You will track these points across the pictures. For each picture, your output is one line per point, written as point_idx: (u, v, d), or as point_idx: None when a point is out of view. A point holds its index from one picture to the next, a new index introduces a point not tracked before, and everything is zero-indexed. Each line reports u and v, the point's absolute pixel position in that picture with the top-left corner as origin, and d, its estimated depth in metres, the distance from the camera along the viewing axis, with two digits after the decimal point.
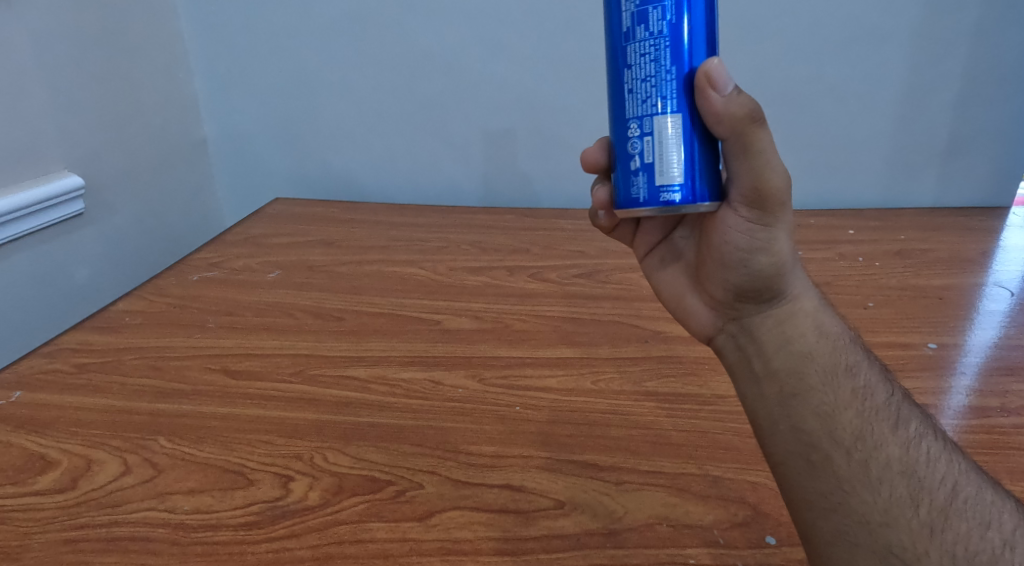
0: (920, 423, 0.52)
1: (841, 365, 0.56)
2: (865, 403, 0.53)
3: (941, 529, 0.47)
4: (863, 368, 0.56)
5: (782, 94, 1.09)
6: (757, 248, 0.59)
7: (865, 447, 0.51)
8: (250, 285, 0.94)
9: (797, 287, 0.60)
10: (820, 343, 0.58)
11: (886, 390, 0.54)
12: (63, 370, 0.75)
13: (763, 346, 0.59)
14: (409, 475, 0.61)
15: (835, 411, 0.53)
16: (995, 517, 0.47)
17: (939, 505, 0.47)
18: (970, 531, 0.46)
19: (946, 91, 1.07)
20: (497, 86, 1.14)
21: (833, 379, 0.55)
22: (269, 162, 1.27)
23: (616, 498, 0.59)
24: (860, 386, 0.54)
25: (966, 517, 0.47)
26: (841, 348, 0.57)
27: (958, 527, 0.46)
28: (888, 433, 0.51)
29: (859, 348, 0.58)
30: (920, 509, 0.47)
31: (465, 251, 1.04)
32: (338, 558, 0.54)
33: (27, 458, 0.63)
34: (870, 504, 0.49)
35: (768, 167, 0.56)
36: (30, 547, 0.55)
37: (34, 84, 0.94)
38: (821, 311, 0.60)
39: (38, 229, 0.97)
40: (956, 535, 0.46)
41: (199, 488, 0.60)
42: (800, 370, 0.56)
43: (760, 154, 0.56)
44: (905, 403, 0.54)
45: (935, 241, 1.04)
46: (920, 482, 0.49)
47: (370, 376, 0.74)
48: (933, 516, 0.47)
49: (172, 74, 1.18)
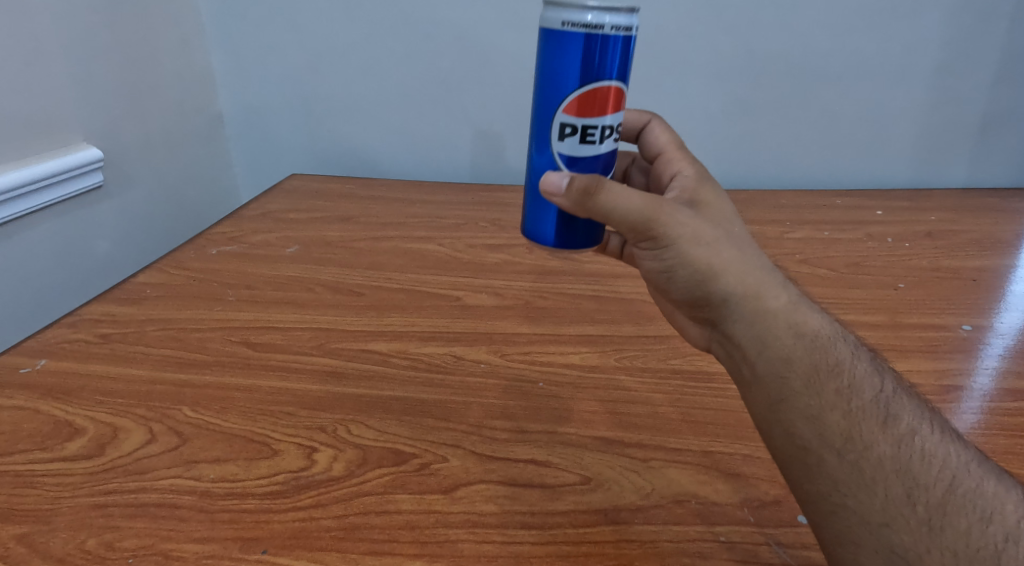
0: (912, 418, 0.51)
1: (824, 365, 0.54)
2: (852, 402, 0.52)
3: (941, 527, 0.46)
4: (850, 363, 0.55)
5: (808, 71, 1.07)
6: (672, 267, 0.58)
7: (854, 449, 0.50)
8: (269, 259, 0.94)
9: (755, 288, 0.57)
10: (797, 346, 0.55)
11: (875, 386, 0.53)
12: (86, 339, 0.76)
13: (746, 356, 0.57)
14: (433, 448, 0.61)
15: (821, 414, 0.52)
16: (996, 511, 0.46)
17: (936, 501, 0.47)
18: (969, 526, 0.46)
19: (981, 69, 1.06)
20: (517, 60, 1.12)
21: (819, 379, 0.53)
22: (287, 137, 1.26)
23: (643, 475, 0.59)
24: (846, 385, 0.53)
25: (964, 512, 0.46)
26: (825, 345, 0.55)
27: (957, 523, 0.46)
28: (879, 432, 0.50)
29: (846, 339, 0.56)
30: (918, 508, 0.47)
31: (484, 229, 1.03)
32: (364, 529, 0.54)
33: (54, 424, 0.64)
34: (870, 505, 0.48)
35: (627, 213, 0.57)
36: (59, 511, 0.56)
37: (51, 57, 0.94)
38: (805, 305, 0.57)
39: (59, 200, 0.97)
40: (956, 531, 0.46)
41: (224, 457, 0.60)
42: (783, 372, 0.54)
43: (614, 213, 0.57)
44: (895, 396, 0.53)
45: (967, 222, 1.02)
46: (915, 479, 0.48)
47: (391, 350, 0.74)
48: (931, 513, 0.47)
49: (188, 47, 1.17)
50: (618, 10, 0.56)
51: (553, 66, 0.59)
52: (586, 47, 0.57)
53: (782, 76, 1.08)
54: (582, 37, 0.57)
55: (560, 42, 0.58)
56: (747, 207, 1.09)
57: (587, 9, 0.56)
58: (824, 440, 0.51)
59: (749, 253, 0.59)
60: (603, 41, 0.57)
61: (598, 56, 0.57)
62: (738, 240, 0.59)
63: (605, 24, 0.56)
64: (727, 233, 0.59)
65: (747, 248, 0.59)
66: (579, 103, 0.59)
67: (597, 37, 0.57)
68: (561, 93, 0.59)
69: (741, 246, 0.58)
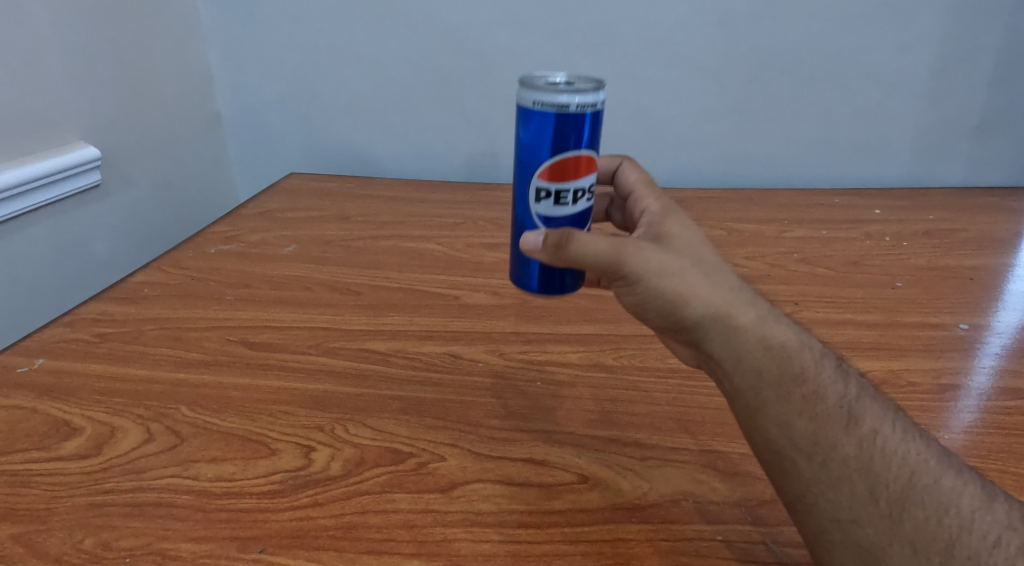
0: (874, 417, 0.51)
1: (794, 376, 0.52)
2: (817, 408, 0.51)
3: (903, 521, 0.47)
4: (815, 366, 0.53)
5: (806, 69, 1.07)
6: (647, 303, 0.56)
7: (818, 451, 0.50)
8: (266, 258, 0.94)
9: (728, 312, 0.54)
10: (771, 365, 0.53)
11: (839, 387, 0.53)
12: (84, 339, 0.76)
13: (724, 384, 0.55)
14: (431, 447, 0.61)
15: (789, 421, 0.51)
16: (953, 503, 0.47)
17: (897, 496, 0.47)
18: (928, 519, 0.46)
19: (980, 67, 1.05)
20: (514, 58, 1.12)
21: (785, 385, 0.52)
22: (285, 136, 1.26)
23: (640, 474, 0.59)
24: (811, 390, 0.52)
25: (924, 506, 0.47)
26: (793, 352, 0.53)
27: (918, 517, 0.47)
28: (842, 434, 0.50)
29: (812, 341, 0.55)
30: (880, 503, 0.47)
31: (482, 228, 1.03)
32: (361, 528, 0.54)
33: (51, 424, 0.64)
34: (836, 502, 0.48)
35: (596, 256, 0.55)
36: (56, 510, 0.56)
37: (47, 55, 0.93)
38: (774, 313, 0.56)
39: (56, 199, 0.97)
40: (916, 524, 0.46)
41: (221, 456, 0.60)
42: (753, 382, 0.53)
43: (584, 260, 0.56)
44: (858, 396, 0.52)
45: (966, 221, 1.03)
46: (877, 476, 0.48)
47: (389, 350, 0.74)
48: (892, 508, 0.47)
49: (185, 46, 1.16)
50: (587, 90, 0.57)
51: (526, 138, 0.60)
52: (559, 121, 0.57)
53: (779, 73, 1.08)
54: (554, 114, 0.57)
55: (531, 117, 0.59)
56: (746, 206, 1.09)
57: (556, 91, 0.57)
58: (792, 444, 0.51)
59: (717, 277, 0.56)
60: (572, 118, 0.57)
61: (569, 129, 0.58)
62: (706, 265, 0.56)
63: (572, 103, 0.57)
64: (693, 260, 0.56)
65: (714, 272, 0.56)
66: (554, 170, 0.59)
67: (565, 114, 0.57)
68: (535, 163, 0.59)
69: (713, 275, 0.55)
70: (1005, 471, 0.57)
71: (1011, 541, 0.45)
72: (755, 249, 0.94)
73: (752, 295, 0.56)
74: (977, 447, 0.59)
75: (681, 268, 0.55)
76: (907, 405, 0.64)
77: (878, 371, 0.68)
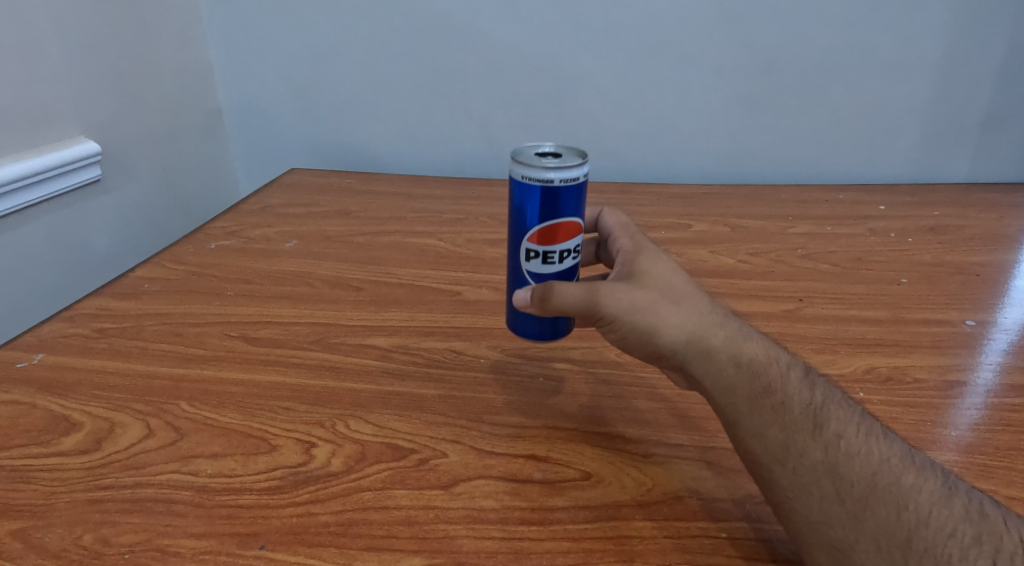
0: (839, 422, 0.52)
1: (762, 388, 0.54)
2: (786, 415, 0.52)
3: (866, 518, 0.47)
4: (782, 377, 0.55)
5: (810, 64, 1.07)
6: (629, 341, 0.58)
7: (788, 457, 0.50)
8: (267, 253, 0.93)
9: (699, 338, 0.56)
10: (740, 381, 0.54)
11: (805, 395, 0.54)
12: (84, 334, 0.75)
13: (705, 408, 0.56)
14: (433, 443, 0.61)
15: (760, 431, 0.52)
16: (912, 498, 0.47)
17: (861, 495, 0.48)
18: (889, 514, 0.47)
19: (986, 62, 1.05)
20: (516, 53, 1.11)
21: (755, 398, 0.53)
22: (286, 131, 1.25)
23: (643, 471, 0.58)
24: (779, 401, 0.53)
25: (885, 502, 0.47)
26: (762, 366, 0.55)
27: (880, 513, 0.47)
28: (809, 439, 0.51)
29: (779, 355, 0.57)
30: (847, 503, 0.48)
31: (484, 223, 1.03)
32: (363, 524, 0.54)
33: (51, 419, 0.63)
34: (807, 504, 0.49)
35: (577, 305, 0.57)
36: (55, 506, 0.55)
37: (47, 48, 0.93)
38: (744, 331, 0.57)
39: (55, 194, 0.96)
40: (880, 521, 0.47)
41: (222, 452, 0.60)
42: (728, 399, 0.54)
43: (567, 309, 0.58)
44: (824, 403, 0.53)
45: (971, 217, 1.02)
46: (842, 477, 0.49)
47: (390, 345, 0.73)
48: (858, 507, 0.47)
49: (185, 40, 1.16)
50: (571, 165, 0.59)
51: (515, 203, 0.62)
52: (546, 192, 0.60)
53: (782, 68, 1.07)
54: (540, 187, 0.60)
55: (519, 186, 0.61)
56: (749, 202, 1.08)
57: (542, 166, 0.59)
58: (767, 452, 0.51)
59: (688, 304, 0.57)
60: (558, 191, 0.60)
61: (554, 200, 0.60)
62: (678, 293, 0.58)
63: (555, 177, 0.59)
64: (665, 290, 0.58)
65: (685, 299, 0.58)
66: (542, 234, 0.61)
67: (550, 188, 0.60)
68: (523, 226, 0.62)
69: (684, 306, 0.57)
70: (1012, 469, 0.57)
71: (967, 532, 0.46)
72: (758, 245, 0.94)
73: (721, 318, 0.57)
74: (983, 444, 0.59)
75: (652, 302, 0.56)
76: (912, 402, 0.63)
77: (883, 368, 0.68)
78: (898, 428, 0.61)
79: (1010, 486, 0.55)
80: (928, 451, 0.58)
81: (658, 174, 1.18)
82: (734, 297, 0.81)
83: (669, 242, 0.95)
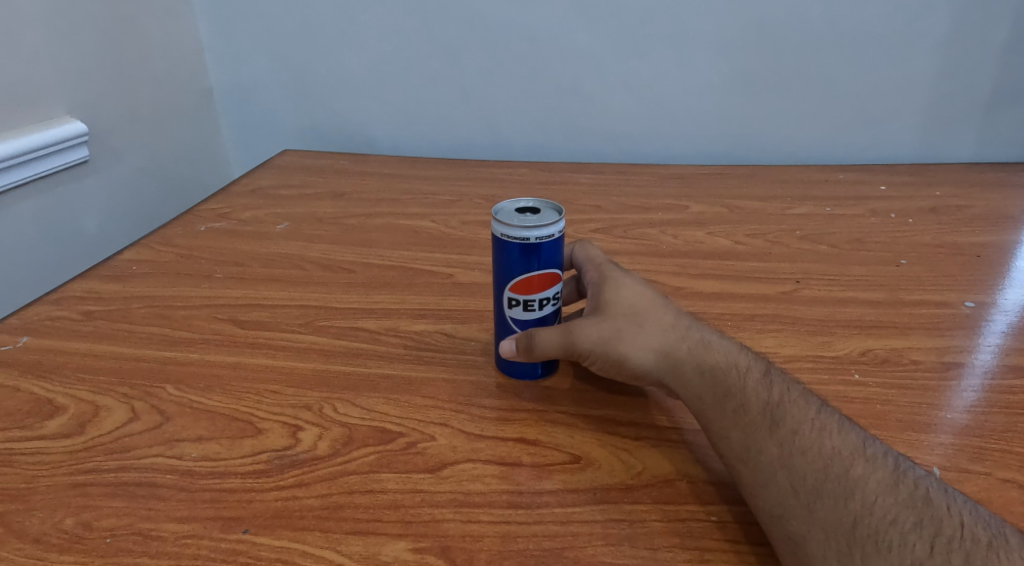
0: (797, 418, 0.51)
1: (724, 394, 0.54)
2: (745, 416, 0.52)
3: (815, 508, 0.46)
4: (740, 380, 0.54)
5: (812, 40, 1.05)
6: (609, 369, 0.60)
7: (748, 455, 0.50)
8: (258, 235, 0.92)
9: (663, 352, 0.58)
10: (705, 389, 0.55)
11: (763, 395, 0.53)
12: (70, 317, 0.74)
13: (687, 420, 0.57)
14: (421, 427, 0.60)
15: (725, 435, 0.52)
16: (859, 487, 0.46)
17: (812, 487, 0.47)
18: (836, 503, 0.45)
19: (993, 40, 1.02)
20: (512, 29, 1.09)
21: (718, 403, 0.54)
22: (278, 112, 1.23)
23: (633, 454, 0.57)
24: (739, 402, 0.53)
25: (832, 492, 0.46)
26: (724, 371, 0.55)
27: (827, 503, 0.46)
28: (766, 436, 0.50)
29: (742, 357, 0.57)
30: (799, 495, 0.47)
31: (478, 205, 1.01)
32: (348, 508, 0.53)
33: (34, 402, 0.63)
34: (767, 499, 0.48)
35: (554, 346, 0.60)
36: (37, 490, 0.55)
37: (31, 27, 0.91)
38: (705, 338, 0.58)
39: (41, 175, 0.95)
40: (828, 511, 0.45)
41: (207, 436, 0.59)
42: (697, 409, 0.55)
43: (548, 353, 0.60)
44: (782, 400, 0.52)
45: (973, 198, 1.00)
46: (796, 471, 0.48)
47: (380, 328, 0.72)
48: (808, 499, 0.46)
49: (172, 17, 1.13)
50: (546, 224, 0.58)
51: (495, 255, 0.61)
52: (523, 249, 0.58)
53: (783, 45, 1.05)
54: (518, 247, 0.58)
55: (497, 241, 0.60)
56: (748, 183, 1.07)
57: (518, 227, 0.58)
58: (732, 452, 0.51)
59: (650, 323, 0.59)
60: (535, 248, 0.59)
61: (533, 256, 0.59)
62: (643, 312, 0.60)
63: (533, 235, 0.58)
64: (627, 314, 0.60)
65: (648, 317, 0.60)
66: (522, 286, 0.60)
67: (527, 246, 0.58)
68: (503, 277, 0.61)
69: (647, 327, 0.59)
70: (1009, 451, 0.56)
71: (909, 517, 0.44)
72: (756, 227, 0.92)
73: (684, 328, 0.59)
74: (980, 427, 0.58)
75: (615, 329, 0.59)
76: (909, 385, 0.62)
77: (880, 350, 0.67)
78: (894, 410, 0.60)
79: (1007, 468, 0.54)
80: (923, 434, 0.57)
81: (655, 155, 1.17)
82: (730, 278, 0.80)
83: (665, 224, 0.93)
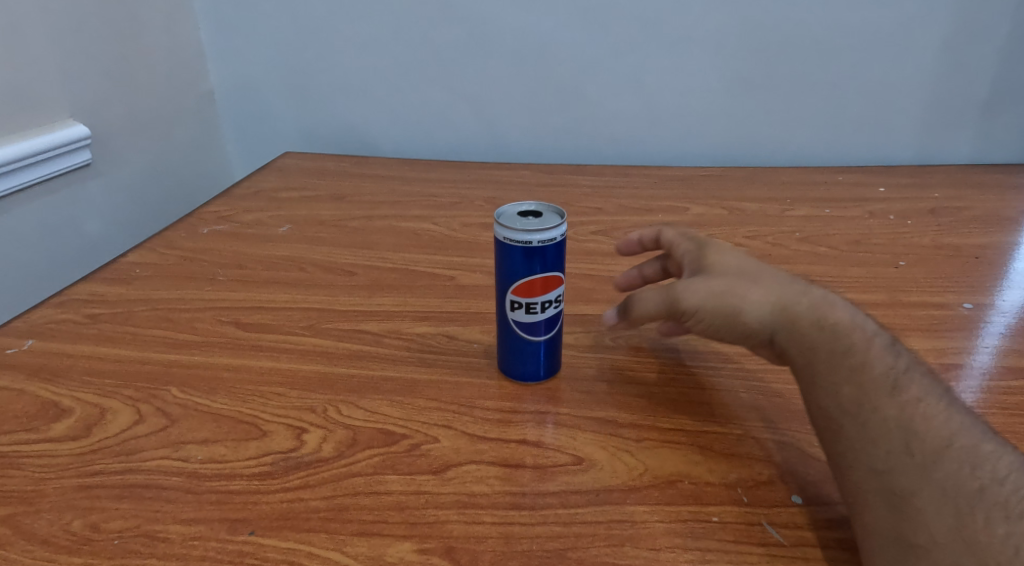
0: (920, 388, 0.51)
1: (844, 353, 0.53)
2: (862, 375, 0.52)
3: (934, 469, 0.46)
4: (865, 342, 0.54)
5: (810, 42, 1.05)
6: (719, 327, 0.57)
7: (860, 411, 0.50)
8: (260, 238, 0.92)
9: (782, 305, 0.55)
10: (824, 347, 0.54)
11: (887, 360, 0.53)
12: (74, 320, 0.75)
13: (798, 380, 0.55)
14: (425, 429, 0.60)
15: (837, 390, 0.52)
16: (984, 458, 0.46)
17: (932, 448, 0.47)
18: (958, 468, 0.46)
19: (990, 42, 1.03)
20: (511, 31, 1.09)
21: (834, 360, 0.53)
22: (278, 114, 1.23)
23: (636, 455, 0.58)
24: (857, 363, 0.53)
25: (955, 458, 0.47)
26: (846, 329, 0.54)
27: (948, 467, 0.46)
28: (885, 397, 0.50)
29: (865, 322, 0.56)
30: (914, 454, 0.47)
31: (479, 207, 1.02)
32: (353, 509, 0.53)
33: (40, 405, 0.63)
34: (874, 454, 0.49)
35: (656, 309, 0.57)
36: (45, 492, 0.55)
37: (35, 32, 0.92)
38: (829, 297, 0.56)
39: (45, 178, 0.95)
40: (948, 473, 0.46)
41: (212, 438, 0.60)
42: (811, 366, 0.54)
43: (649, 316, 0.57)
44: (907, 369, 0.52)
45: (971, 199, 1.01)
46: (914, 432, 0.48)
47: (384, 331, 0.73)
48: (925, 458, 0.47)
49: (174, 21, 1.14)
50: (549, 227, 0.58)
51: (497, 258, 0.61)
52: (525, 252, 0.59)
53: (781, 48, 1.06)
54: (520, 250, 0.59)
55: (499, 244, 0.60)
56: (748, 185, 1.07)
57: (519, 230, 0.58)
58: (839, 407, 0.51)
59: (765, 279, 0.57)
60: (536, 251, 0.59)
61: (534, 260, 0.59)
62: (755, 272, 0.58)
63: (534, 239, 0.58)
64: (738, 272, 0.58)
65: (761, 275, 0.58)
66: (524, 288, 0.61)
67: (528, 249, 0.59)
68: (505, 280, 0.61)
69: (763, 282, 0.57)
70: None
71: None
72: (756, 228, 0.93)
73: (800, 286, 0.57)
74: None
75: (729, 282, 0.57)
76: None
77: None
78: None
79: None
80: None
81: (654, 156, 1.17)
82: None
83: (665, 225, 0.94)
